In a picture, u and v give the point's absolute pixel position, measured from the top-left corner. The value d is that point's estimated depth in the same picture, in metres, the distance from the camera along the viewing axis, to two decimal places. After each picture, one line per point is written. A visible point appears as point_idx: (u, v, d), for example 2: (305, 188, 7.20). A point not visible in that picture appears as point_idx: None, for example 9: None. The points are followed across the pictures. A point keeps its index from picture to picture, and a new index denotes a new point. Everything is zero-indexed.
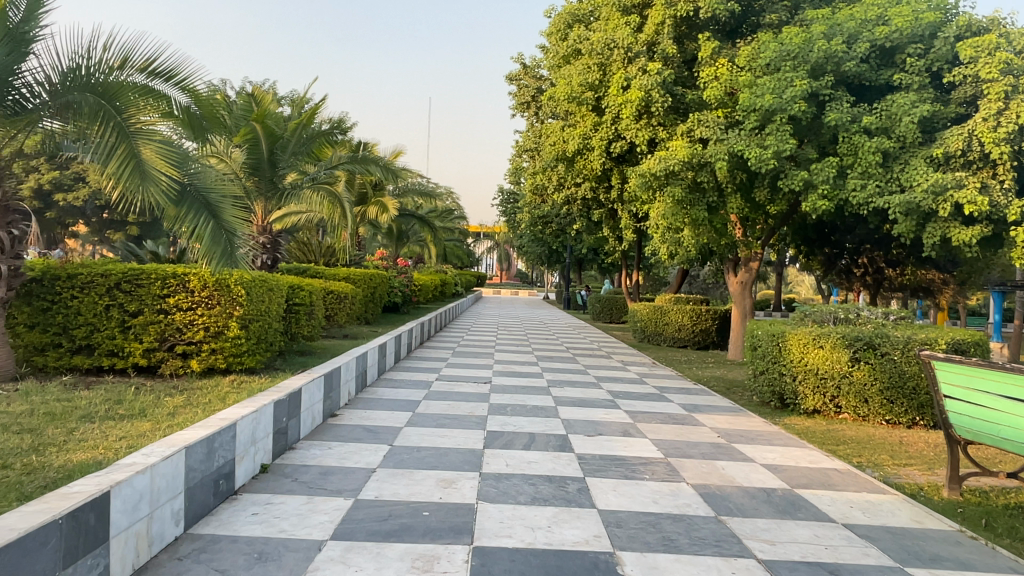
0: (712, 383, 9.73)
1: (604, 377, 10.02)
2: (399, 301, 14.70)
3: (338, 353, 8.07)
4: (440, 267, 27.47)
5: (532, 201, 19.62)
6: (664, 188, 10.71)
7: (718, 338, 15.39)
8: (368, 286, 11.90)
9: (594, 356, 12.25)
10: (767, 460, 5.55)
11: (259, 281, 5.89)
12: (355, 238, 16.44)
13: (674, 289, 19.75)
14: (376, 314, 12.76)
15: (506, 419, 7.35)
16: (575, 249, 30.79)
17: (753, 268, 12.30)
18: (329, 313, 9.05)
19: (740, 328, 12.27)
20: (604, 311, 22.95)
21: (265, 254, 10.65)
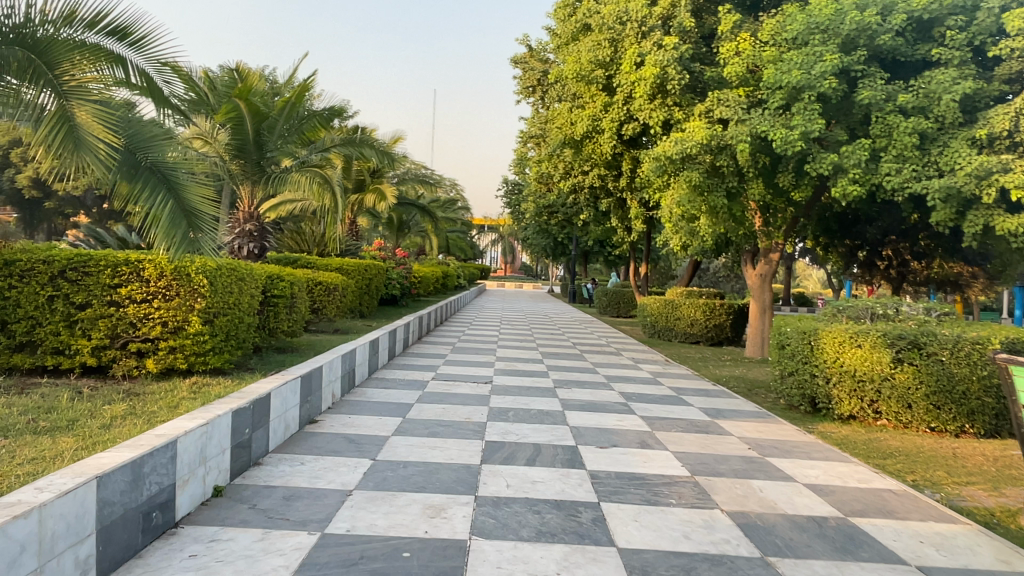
0: (731, 383, 9.00)
1: (615, 376, 9.30)
2: (397, 294, 14.00)
3: (325, 350, 7.37)
4: (443, 259, 26.81)
5: (539, 190, 18.87)
6: (680, 172, 9.97)
7: (732, 333, 14.66)
8: (363, 277, 11.20)
9: (603, 352, 11.52)
10: (809, 480, 4.82)
11: (228, 270, 5.17)
12: (352, 228, 15.74)
13: (685, 283, 18.99)
14: (372, 308, 12.06)
15: (508, 425, 6.42)
16: (581, 241, 30.04)
17: (773, 259, 11.53)
18: (317, 306, 8.33)
19: (758, 323, 11.52)
20: (612, 304, 22.23)
21: (251, 241, 9.96)
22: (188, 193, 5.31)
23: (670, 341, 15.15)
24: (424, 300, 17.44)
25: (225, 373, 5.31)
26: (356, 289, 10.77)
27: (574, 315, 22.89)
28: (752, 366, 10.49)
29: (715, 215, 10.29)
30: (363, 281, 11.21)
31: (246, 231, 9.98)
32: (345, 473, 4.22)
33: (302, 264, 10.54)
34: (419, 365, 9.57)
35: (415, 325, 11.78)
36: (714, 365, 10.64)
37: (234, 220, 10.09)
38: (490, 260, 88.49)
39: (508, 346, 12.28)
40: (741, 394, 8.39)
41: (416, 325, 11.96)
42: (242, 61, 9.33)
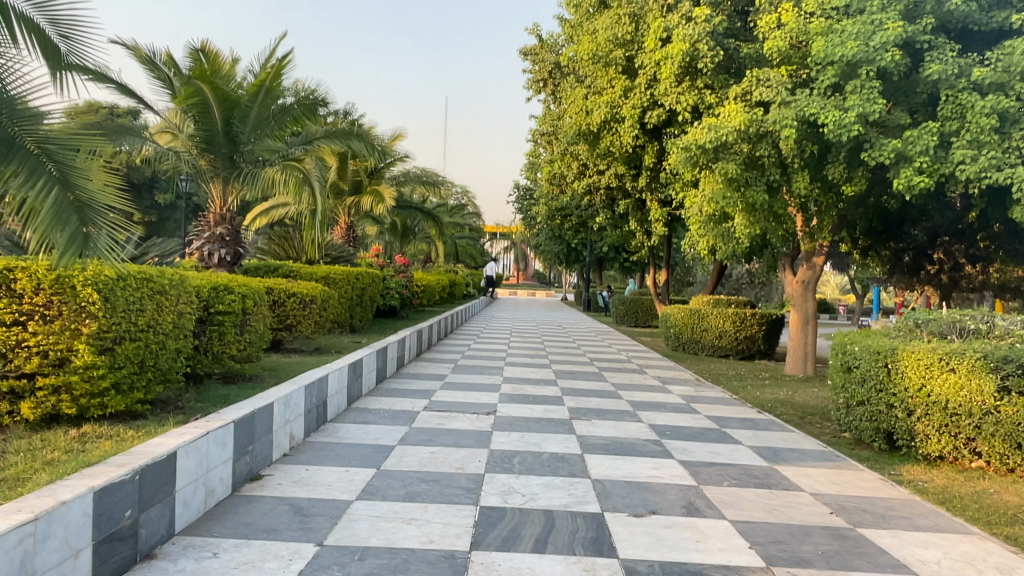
0: (778, 410, 7.62)
1: (641, 399, 7.95)
2: (396, 304, 12.73)
3: (293, 374, 6.07)
4: (450, 267, 25.62)
5: (551, 192, 17.57)
6: (713, 164, 8.63)
7: (764, 346, 13.28)
8: (354, 287, 9.94)
9: (624, 370, 10.17)
10: (929, 568, 3.42)
11: (138, 280, 3.93)
12: (349, 232, 14.52)
13: (710, 290, 17.55)
14: (365, 322, 10.84)
15: (510, 480, 4.62)
16: (596, 246, 28.69)
17: (817, 264, 10.16)
18: (291, 322, 7.05)
19: (799, 336, 10.16)
20: (629, 314, 20.90)
21: (222, 247, 8.66)
22: (81, 177, 3.91)
23: (696, 354, 13.75)
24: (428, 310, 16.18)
25: (139, 417, 4.09)
26: (343, 302, 9.53)
27: (589, 325, 21.53)
28: (794, 388, 9.14)
29: (753, 212, 8.96)
30: (354, 292, 9.95)
31: (217, 235, 8.64)
32: (271, 571, 2.92)
33: (284, 273, 9.31)
34: (408, 381, 8.20)
35: (416, 337, 10.49)
36: (751, 385, 9.28)
37: (203, 222, 8.75)
38: (503, 267, 87.24)
39: (519, 361, 10.96)
40: (793, 425, 7.03)
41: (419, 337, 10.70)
42: (208, 40, 8.18)
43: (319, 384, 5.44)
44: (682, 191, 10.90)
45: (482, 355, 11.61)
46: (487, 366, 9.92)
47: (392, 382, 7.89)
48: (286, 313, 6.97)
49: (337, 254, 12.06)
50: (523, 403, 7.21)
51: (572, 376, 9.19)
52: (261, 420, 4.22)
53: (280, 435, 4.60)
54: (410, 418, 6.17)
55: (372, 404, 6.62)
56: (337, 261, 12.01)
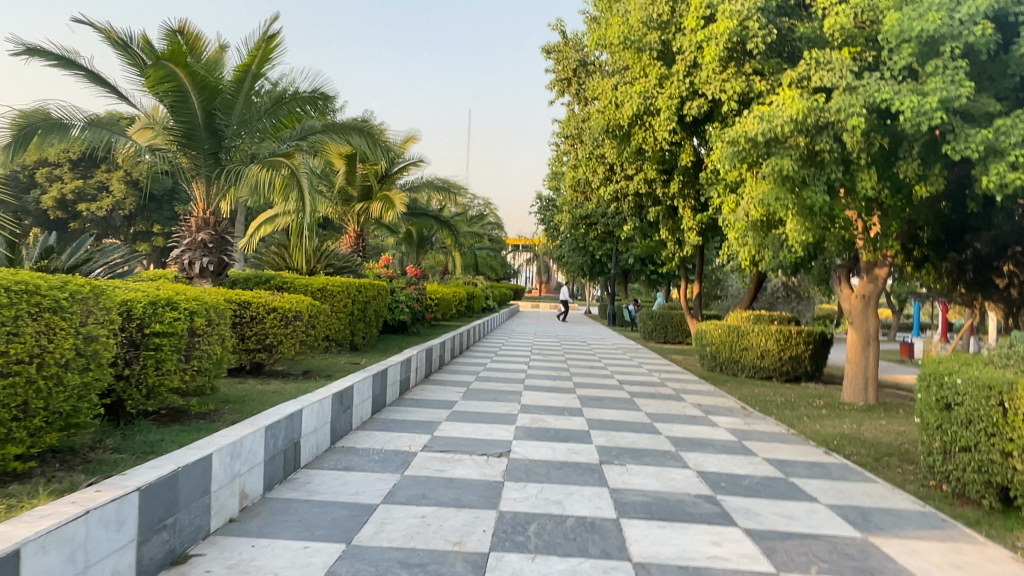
0: (846, 450, 6.37)
1: (682, 431, 6.75)
2: (405, 319, 11.65)
3: (263, 405, 4.97)
4: (470, 279, 24.63)
5: (575, 198, 16.45)
6: (765, 159, 7.49)
7: (812, 367, 12.05)
8: (356, 302, 8.95)
9: (659, 395, 8.99)
10: None
11: (14, 290, 2.90)
12: (359, 241, 13.54)
13: (746, 304, 16.27)
14: (371, 340, 9.84)
15: (522, 565, 3.28)
16: (621, 257, 27.49)
17: (879, 277, 8.92)
18: (272, 341, 6.01)
19: (858, 359, 9.00)
20: (657, 329, 19.69)
21: (203, 255, 7.61)
22: None
23: (735, 375, 12.49)
24: (442, 325, 15.10)
25: (23, 479, 3.09)
26: (342, 317, 8.49)
27: (614, 341, 20.29)
28: (856, 419, 7.95)
29: (810, 216, 7.79)
30: (356, 306, 8.92)
31: (198, 242, 7.60)
32: None
33: (276, 285, 8.28)
34: (407, 409, 7.00)
35: (427, 355, 9.48)
36: (806, 416, 8.08)
37: (185, 227, 7.74)
38: (525, 279, 86.14)
39: (539, 384, 9.80)
40: (869, 468, 5.84)
41: (430, 356, 9.65)
42: (187, 21, 7.27)
43: (287, 423, 4.33)
44: (724, 194, 9.74)
45: (498, 376, 10.47)
46: (503, 390, 8.75)
47: (390, 411, 6.77)
48: (265, 332, 5.93)
49: (342, 264, 11.05)
50: (542, 437, 6.02)
51: (598, 404, 7.99)
52: (186, 482, 3.12)
53: (223, 495, 3.51)
54: (405, 461, 4.94)
55: (360, 443, 5.36)
56: (341, 272, 10.99)
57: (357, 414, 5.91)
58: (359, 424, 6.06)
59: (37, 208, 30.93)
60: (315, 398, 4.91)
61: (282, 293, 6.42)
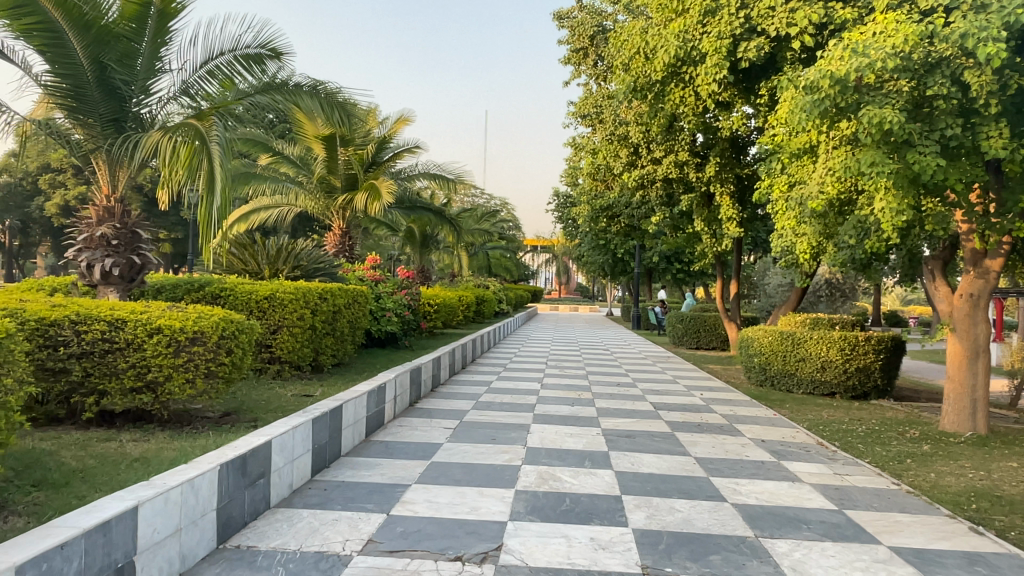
0: (999, 521, 4.32)
1: (754, 489, 4.74)
2: (395, 331, 9.75)
3: (98, 490, 3.07)
4: (483, 282, 22.79)
5: (595, 187, 14.40)
6: (851, 112, 5.51)
7: (883, 381, 10.01)
8: (324, 314, 7.06)
9: (707, 428, 6.99)
10: None
11: None
12: (346, 239, 11.68)
13: (793, 305, 14.22)
14: (344, 359, 7.96)
15: None
16: (646, 254, 25.48)
17: (991, 269, 6.84)
18: (159, 378, 4.19)
19: (964, 376, 6.94)
20: (689, 333, 17.67)
21: (103, 255, 5.81)
22: None
23: (790, 393, 10.46)
24: (445, 335, 13.18)
25: None
26: (297, 334, 6.61)
27: (640, 347, 18.24)
28: (975, 459, 5.91)
29: (914, 188, 5.76)
30: (321, 319, 7.03)
31: (97, 238, 5.83)
32: None
33: (212, 294, 6.46)
34: (365, 462, 5.04)
35: (412, 374, 7.60)
36: (908, 457, 6.03)
37: (84, 221, 5.99)
38: (543, 279, 84.22)
39: (553, 412, 7.78)
40: None
41: (415, 378, 7.75)
42: None
43: (89, 540, 2.44)
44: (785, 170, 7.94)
45: (502, 400, 8.49)
46: (504, 423, 6.77)
47: (339, 467, 4.83)
48: (145, 363, 4.15)
49: (314, 265, 9.19)
50: (551, 512, 4.03)
51: (630, 444, 5.98)
52: None
53: None
54: None
55: (269, 539, 3.45)
56: (311, 275, 9.11)
57: (277, 483, 4.00)
58: (288, 495, 4.17)
59: (38, 215, 29.65)
60: (174, 480, 3.03)
61: (184, 306, 4.60)
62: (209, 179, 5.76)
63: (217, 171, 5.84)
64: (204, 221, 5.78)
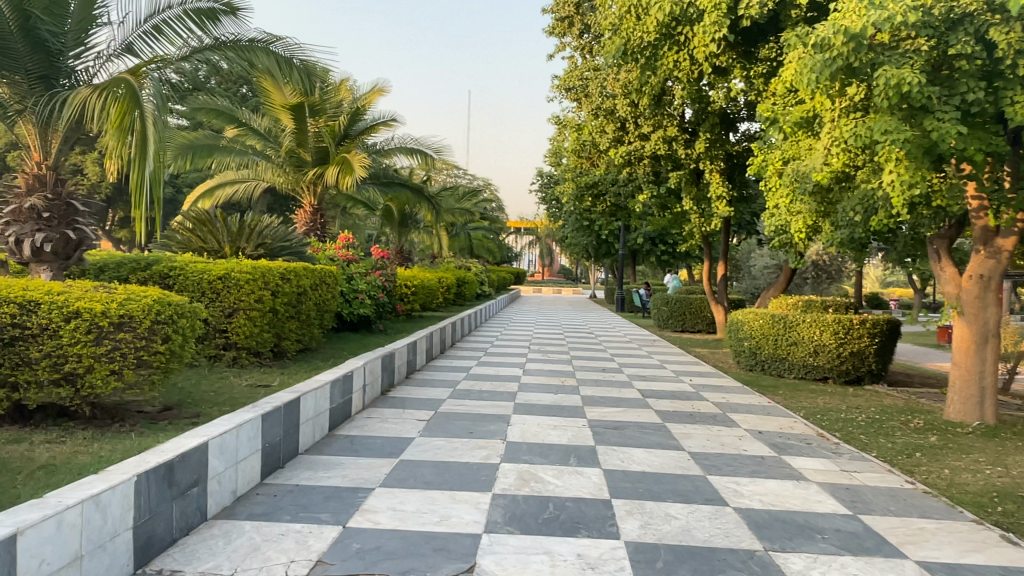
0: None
1: (757, 490, 4.26)
2: (369, 314, 9.18)
3: None
4: (464, 264, 22.21)
5: (580, 164, 13.77)
6: (864, 73, 4.98)
7: (878, 366, 9.62)
8: (287, 296, 6.47)
9: (700, 418, 6.52)
10: None
11: None
12: (317, 217, 11.02)
13: (782, 288, 13.81)
14: (311, 343, 7.39)
15: None
16: (631, 236, 25.01)
17: (1002, 248, 6.37)
18: (79, 369, 3.65)
19: (971, 362, 6.52)
20: (675, 315, 17.25)
21: (33, 229, 5.19)
22: None
23: (781, 378, 10.04)
24: (423, 318, 12.63)
25: None
26: (255, 318, 6.03)
27: (625, 330, 17.80)
28: (988, 452, 5.49)
29: (928, 159, 5.27)
30: (284, 301, 6.46)
31: (26, 210, 5.22)
32: None
33: (160, 274, 5.88)
34: (324, 461, 4.50)
35: (384, 361, 7.05)
36: (917, 450, 5.60)
37: (12, 191, 5.37)
38: (526, 262, 83.77)
39: (535, 400, 7.28)
40: None
41: (388, 364, 7.20)
42: None
43: None
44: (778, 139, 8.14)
45: (481, 388, 7.98)
46: (482, 413, 6.25)
47: (294, 468, 4.29)
48: (62, 352, 3.60)
49: (279, 244, 8.58)
50: (531, 522, 3.52)
51: (619, 437, 5.49)
52: None
53: None
54: None
55: (199, 563, 2.93)
56: (277, 254, 8.50)
57: (215, 491, 3.47)
58: (230, 503, 3.64)
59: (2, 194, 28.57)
60: (73, 498, 2.51)
61: (114, 286, 4.04)
62: (143, 144, 5.21)
63: (151, 134, 5.29)
64: (137, 190, 5.21)
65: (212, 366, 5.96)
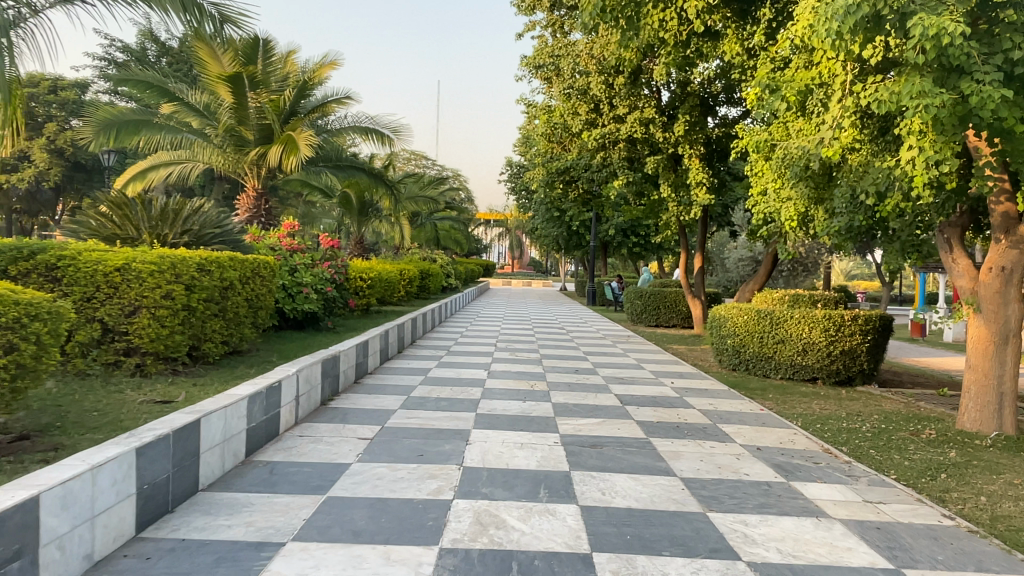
0: None
1: (771, 534, 3.42)
2: (317, 312, 8.20)
3: None
4: (429, 256, 21.26)
5: (550, 149, 12.76)
6: (892, 24, 4.21)
7: (870, 365, 8.92)
8: (207, 290, 5.49)
9: (687, 430, 5.69)
10: None
11: None
12: (260, 203, 9.96)
13: (763, 281, 13.10)
14: (241, 344, 6.41)
15: None
16: (602, 227, 24.28)
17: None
18: None
19: (989, 364, 5.81)
20: (649, 310, 16.50)
21: None
22: None
23: (766, 378, 9.29)
24: (380, 312, 11.63)
25: None
26: (165, 317, 5.05)
27: (596, 324, 16.99)
28: (1022, 472, 4.75)
29: (959, 130, 4.53)
30: (203, 296, 5.49)
31: None
32: None
33: (47, 264, 4.85)
34: (228, 503, 3.55)
35: (328, 364, 6.09)
36: (941, 470, 4.83)
37: None
38: (495, 253, 82.73)
39: (500, 410, 6.38)
40: None
41: (330, 369, 6.24)
42: None
43: None
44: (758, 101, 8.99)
45: (440, 394, 7.07)
46: (436, 429, 5.33)
47: (185, 514, 3.34)
48: None
49: (211, 230, 7.58)
50: None
51: (597, 459, 4.61)
52: None
53: None
54: None
55: None
56: (208, 241, 7.50)
57: (52, 562, 2.54)
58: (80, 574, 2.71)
59: None
60: None
61: None
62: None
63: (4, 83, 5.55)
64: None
65: (111, 375, 4.96)
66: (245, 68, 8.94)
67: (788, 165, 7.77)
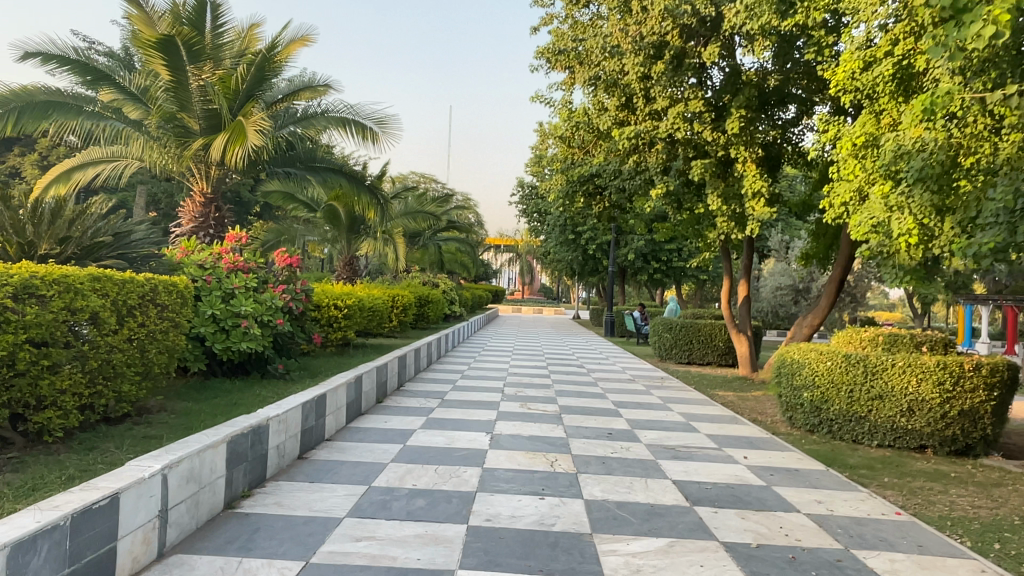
0: None
1: None
2: (264, 351, 6.11)
3: None
4: (433, 281, 19.29)
5: (570, 153, 10.64)
6: None
7: (996, 431, 6.68)
8: (36, 329, 3.45)
9: (811, 565, 3.47)
10: None
11: None
12: (208, 211, 7.89)
13: (824, 313, 10.91)
14: (123, 406, 4.33)
15: None
16: (623, 250, 22.33)
17: None
18: None
19: None
20: (680, 344, 14.34)
21: None
22: None
23: (856, 445, 7.04)
24: (362, 347, 9.48)
25: None
26: None
27: (619, 358, 14.81)
28: None
29: None
30: (28, 337, 3.43)
31: None
32: None
33: None
34: None
35: (240, 444, 3.95)
36: None
37: None
38: (505, 278, 80.68)
39: (504, 515, 4.04)
40: None
41: (249, 450, 4.09)
42: None
43: None
44: (844, 87, 7.57)
45: (418, 477, 4.67)
46: (395, 568, 3.15)
47: None
48: None
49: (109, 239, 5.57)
50: None
51: None
52: None
53: None
54: None
55: None
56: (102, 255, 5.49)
57: None
58: None
59: None
60: None
61: None
62: None
63: None
64: None
65: None
66: (181, 32, 7.03)
67: (912, 159, 5.89)
